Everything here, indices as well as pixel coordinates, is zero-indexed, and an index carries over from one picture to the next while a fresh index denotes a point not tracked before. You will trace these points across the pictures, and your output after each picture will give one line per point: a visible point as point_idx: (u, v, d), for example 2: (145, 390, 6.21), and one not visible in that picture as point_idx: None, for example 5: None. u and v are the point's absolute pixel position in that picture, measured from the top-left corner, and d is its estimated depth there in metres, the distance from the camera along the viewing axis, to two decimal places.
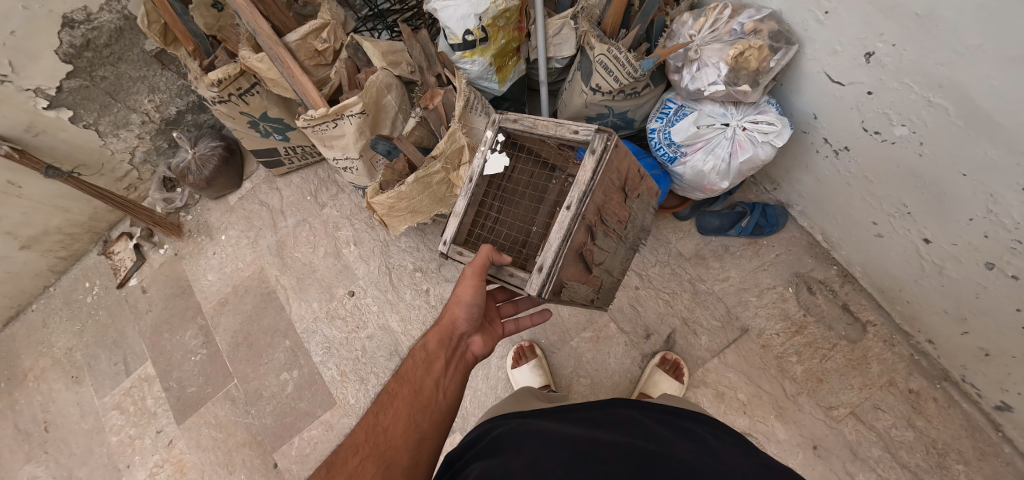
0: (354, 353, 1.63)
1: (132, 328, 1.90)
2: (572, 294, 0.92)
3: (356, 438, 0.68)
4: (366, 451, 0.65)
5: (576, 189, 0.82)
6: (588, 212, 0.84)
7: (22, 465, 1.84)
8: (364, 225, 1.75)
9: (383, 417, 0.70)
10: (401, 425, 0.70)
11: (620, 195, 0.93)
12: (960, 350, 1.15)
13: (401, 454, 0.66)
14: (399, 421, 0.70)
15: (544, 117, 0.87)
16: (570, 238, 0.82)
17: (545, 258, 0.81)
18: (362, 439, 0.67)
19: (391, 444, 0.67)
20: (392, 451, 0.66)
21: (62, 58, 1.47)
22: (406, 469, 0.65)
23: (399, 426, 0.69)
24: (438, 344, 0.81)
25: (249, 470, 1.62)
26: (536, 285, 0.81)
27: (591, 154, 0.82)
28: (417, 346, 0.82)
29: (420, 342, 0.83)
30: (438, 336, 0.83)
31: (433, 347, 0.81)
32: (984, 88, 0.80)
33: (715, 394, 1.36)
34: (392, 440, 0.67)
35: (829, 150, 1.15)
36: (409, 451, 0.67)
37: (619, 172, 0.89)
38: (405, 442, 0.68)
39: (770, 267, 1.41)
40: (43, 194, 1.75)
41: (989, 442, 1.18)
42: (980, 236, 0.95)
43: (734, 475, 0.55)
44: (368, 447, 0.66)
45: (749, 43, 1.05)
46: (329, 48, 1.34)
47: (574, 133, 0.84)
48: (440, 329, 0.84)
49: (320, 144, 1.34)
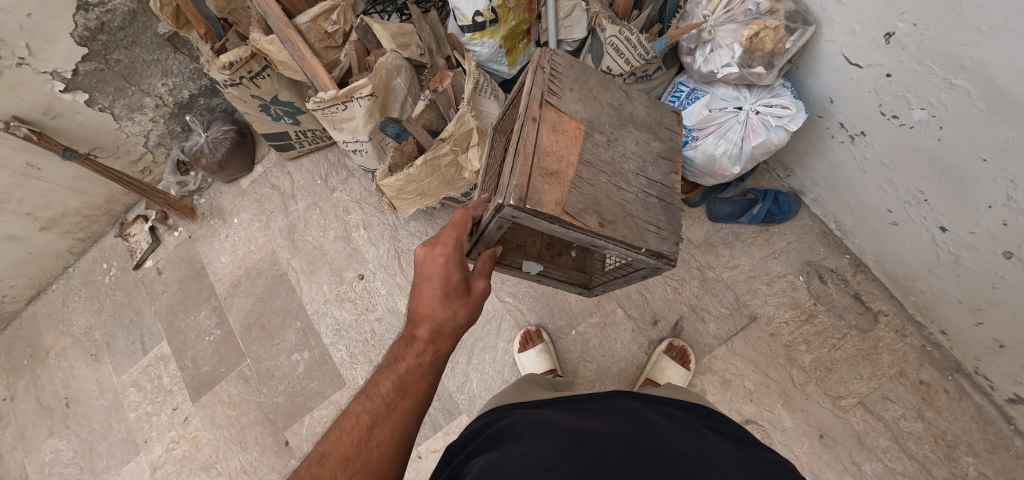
0: (363, 336, 1.65)
1: (148, 308, 1.94)
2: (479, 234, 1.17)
3: (345, 448, 0.63)
4: (356, 467, 0.61)
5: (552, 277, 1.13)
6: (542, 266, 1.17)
7: (46, 439, 1.91)
8: (373, 209, 1.77)
9: (378, 430, 0.65)
10: (397, 439, 0.66)
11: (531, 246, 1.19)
12: (974, 342, 1.14)
13: (390, 468, 0.64)
14: (396, 438, 0.66)
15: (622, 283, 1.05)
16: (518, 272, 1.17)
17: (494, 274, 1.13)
18: (352, 453, 0.62)
19: (382, 459, 0.64)
20: (381, 466, 0.63)
21: (78, 41, 1.49)
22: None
23: (394, 440, 0.66)
24: (447, 357, 0.77)
25: (262, 447, 1.66)
26: None
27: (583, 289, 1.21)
28: (426, 361, 0.73)
29: (429, 357, 0.74)
30: (449, 348, 0.77)
31: (441, 363, 0.76)
32: (1009, 69, 0.77)
33: (721, 381, 1.35)
34: (381, 455, 0.64)
35: (845, 135, 1.12)
36: (397, 463, 0.65)
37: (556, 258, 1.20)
38: (397, 457, 0.66)
39: (780, 255, 1.40)
40: (62, 176, 1.79)
41: (1001, 435, 1.16)
42: (1000, 224, 0.92)
43: (732, 472, 0.54)
44: (358, 461, 0.62)
45: (764, 23, 1.04)
46: (338, 30, 1.34)
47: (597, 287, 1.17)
48: (449, 342, 0.77)
49: (331, 126, 1.34)
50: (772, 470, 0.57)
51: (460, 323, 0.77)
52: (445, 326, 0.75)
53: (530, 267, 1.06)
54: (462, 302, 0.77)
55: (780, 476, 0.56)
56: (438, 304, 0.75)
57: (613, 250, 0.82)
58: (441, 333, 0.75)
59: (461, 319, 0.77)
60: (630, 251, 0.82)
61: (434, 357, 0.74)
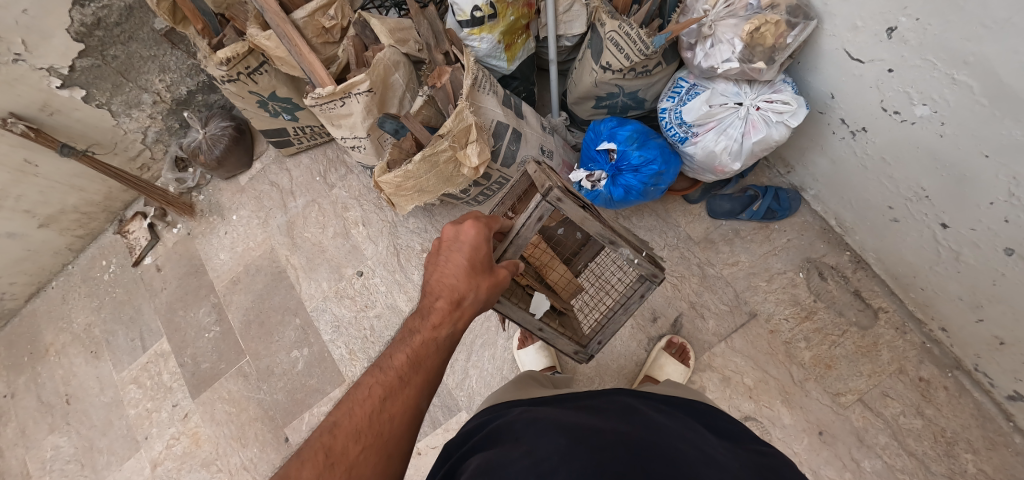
0: (362, 333, 1.65)
1: (148, 305, 1.94)
2: None
3: (357, 420, 0.60)
4: (369, 440, 0.59)
5: (554, 332, 0.95)
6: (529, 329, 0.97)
7: (46, 436, 1.91)
8: (372, 206, 1.76)
9: (391, 403, 0.62)
10: (409, 414, 0.63)
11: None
12: (975, 339, 1.13)
13: (403, 442, 0.62)
14: (409, 414, 0.63)
15: (620, 313, 0.97)
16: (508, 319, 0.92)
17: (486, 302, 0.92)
18: (364, 425, 0.60)
19: (395, 434, 0.61)
20: (394, 441, 0.61)
21: (74, 36, 1.48)
22: (404, 457, 0.61)
23: (407, 414, 0.63)
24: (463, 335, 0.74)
25: (261, 444, 1.66)
26: None
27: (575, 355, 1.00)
28: (443, 332, 0.70)
29: (446, 330, 0.71)
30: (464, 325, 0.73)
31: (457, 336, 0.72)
32: (1011, 63, 0.76)
33: (720, 378, 1.35)
34: (395, 429, 0.61)
35: (846, 131, 1.12)
36: (410, 439, 0.62)
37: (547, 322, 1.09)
38: (410, 432, 0.63)
39: (780, 252, 1.40)
40: (60, 173, 1.79)
41: (1000, 432, 1.16)
42: (1001, 221, 0.92)
43: (729, 471, 0.54)
44: (370, 435, 0.59)
45: (766, 18, 1.02)
46: (335, 25, 1.33)
47: (593, 343, 1.01)
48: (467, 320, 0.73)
49: (328, 122, 1.33)
50: (771, 465, 0.57)
51: (480, 302, 0.74)
52: (464, 300, 0.72)
53: (539, 305, 0.95)
54: (485, 279, 0.74)
55: (778, 473, 0.56)
56: (460, 276, 0.73)
57: (622, 249, 0.86)
58: (460, 303, 0.72)
59: (481, 295, 0.74)
60: (635, 252, 0.86)
61: (450, 331, 0.71)
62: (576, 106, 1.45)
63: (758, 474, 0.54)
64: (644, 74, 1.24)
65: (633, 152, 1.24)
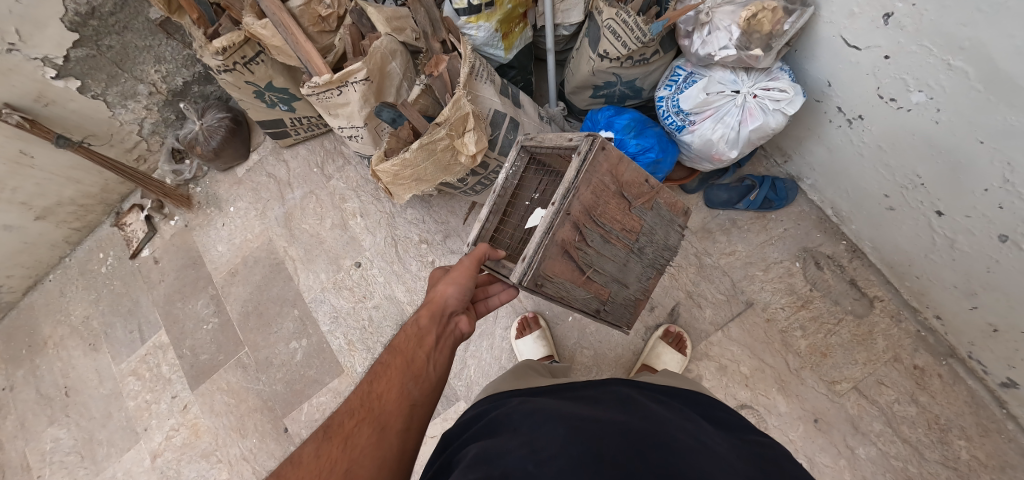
0: (361, 323, 1.65)
1: (146, 297, 1.94)
2: (563, 292, 0.90)
3: (351, 403, 0.63)
4: (362, 414, 0.61)
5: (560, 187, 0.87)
6: (573, 209, 0.87)
7: (46, 428, 1.92)
8: (369, 197, 1.76)
9: (377, 384, 0.65)
10: (396, 392, 0.65)
11: (621, 202, 0.93)
12: (969, 327, 1.14)
13: (395, 417, 0.62)
14: (396, 391, 0.65)
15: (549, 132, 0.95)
16: (553, 230, 0.85)
17: (536, 256, 0.84)
18: (358, 404, 0.63)
19: (386, 410, 0.62)
20: (386, 416, 0.62)
21: (69, 26, 1.47)
22: (401, 433, 0.61)
23: (393, 392, 0.64)
24: (435, 321, 0.76)
25: (261, 434, 1.67)
26: (517, 272, 0.84)
27: (578, 157, 0.86)
28: (408, 322, 0.76)
29: (411, 318, 0.77)
30: (432, 313, 0.77)
31: (425, 322, 0.75)
32: (1008, 48, 0.76)
33: (717, 367, 1.36)
34: (387, 405, 0.63)
35: (843, 119, 1.12)
36: (403, 416, 0.63)
37: (613, 178, 0.91)
38: (400, 408, 0.63)
39: (777, 241, 1.40)
40: (55, 165, 1.77)
41: (993, 419, 1.17)
42: (996, 208, 0.92)
43: (726, 460, 0.54)
44: (362, 411, 0.62)
45: (763, 4, 1.02)
46: (333, 14, 1.32)
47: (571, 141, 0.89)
48: (434, 308, 0.78)
49: (325, 111, 1.33)
50: (768, 455, 0.58)
51: (439, 289, 0.80)
52: (426, 297, 0.81)
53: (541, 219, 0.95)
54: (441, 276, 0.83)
55: (774, 461, 0.57)
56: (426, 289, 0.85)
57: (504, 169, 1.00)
58: (426, 301, 0.80)
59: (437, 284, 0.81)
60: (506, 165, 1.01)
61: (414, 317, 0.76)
62: (574, 95, 1.44)
63: (754, 464, 0.55)
64: (641, 63, 1.24)
65: (631, 140, 1.24)
